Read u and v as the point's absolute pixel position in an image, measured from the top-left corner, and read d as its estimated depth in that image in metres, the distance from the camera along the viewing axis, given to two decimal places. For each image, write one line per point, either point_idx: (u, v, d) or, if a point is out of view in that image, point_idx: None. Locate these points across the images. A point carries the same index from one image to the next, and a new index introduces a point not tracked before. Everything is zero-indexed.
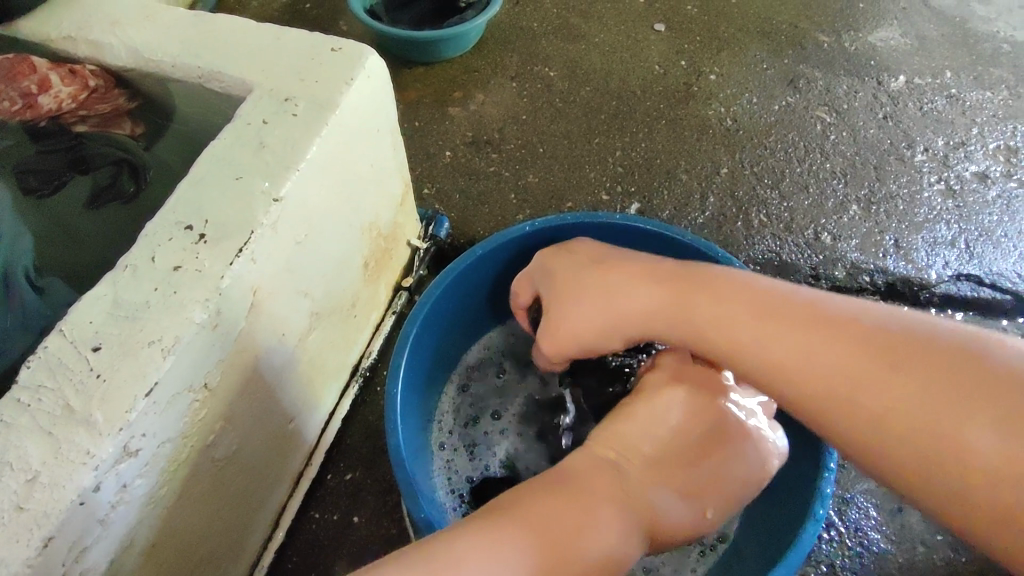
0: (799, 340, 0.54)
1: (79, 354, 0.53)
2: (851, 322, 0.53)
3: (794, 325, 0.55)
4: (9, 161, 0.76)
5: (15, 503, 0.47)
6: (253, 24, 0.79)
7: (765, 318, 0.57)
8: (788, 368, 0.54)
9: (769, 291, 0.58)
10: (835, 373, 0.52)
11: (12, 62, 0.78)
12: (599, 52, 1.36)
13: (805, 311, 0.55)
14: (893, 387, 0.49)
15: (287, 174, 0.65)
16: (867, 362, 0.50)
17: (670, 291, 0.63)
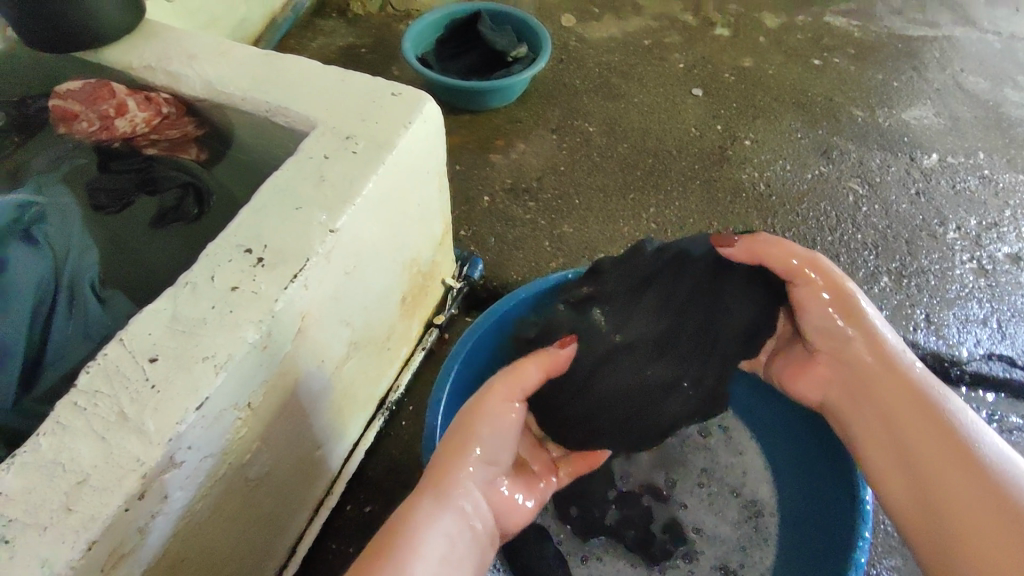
0: (922, 426, 0.65)
1: (135, 364, 0.56)
2: (967, 433, 0.63)
3: (924, 415, 0.65)
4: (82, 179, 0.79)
5: (64, 505, 0.48)
6: (320, 66, 0.84)
7: (906, 401, 0.67)
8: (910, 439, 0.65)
9: (924, 385, 0.68)
10: (911, 447, 0.64)
11: (93, 86, 0.83)
12: (638, 111, 1.41)
13: (923, 406, 0.66)
14: (937, 473, 0.61)
15: (343, 207, 0.68)
16: (955, 457, 0.61)
17: (840, 354, 0.73)
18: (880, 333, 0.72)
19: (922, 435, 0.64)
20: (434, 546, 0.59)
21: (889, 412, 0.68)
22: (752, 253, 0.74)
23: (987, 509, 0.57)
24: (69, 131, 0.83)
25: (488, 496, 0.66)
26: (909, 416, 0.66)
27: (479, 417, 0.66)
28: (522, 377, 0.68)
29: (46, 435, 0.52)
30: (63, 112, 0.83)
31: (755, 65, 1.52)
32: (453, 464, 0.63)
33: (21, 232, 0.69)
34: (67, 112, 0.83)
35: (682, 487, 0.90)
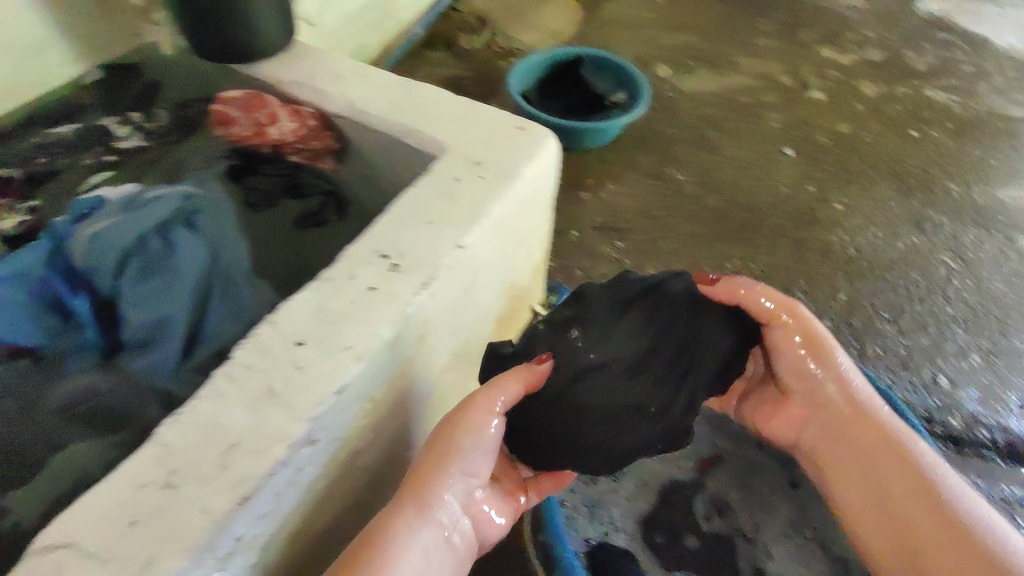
0: (893, 467, 0.77)
1: (283, 346, 0.62)
2: (929, 472, 0.76)
3: (896, 459, 0.77)
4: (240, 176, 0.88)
5: (220, 463, 0.54)
6: (452, 97, 0.91)
7: (876, 446, 0.79)
8: (880, 478, 0.78)
9: (890, 428, 0.80)
10: (884, 488, 0.77)
11: (251, 97, 0.93)
12: (729, 165, 1.44)
13: (892, 449, 0.78)
14: (911, 509, 0.74)
15: (471, 225, 0.74)
16: (925, 495, 0.74)
17: (808, 401, 0.85)
18: (853, 379, 0.83)
19: (890, 473, 0.77)
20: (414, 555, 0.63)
21: (861, 452, 0.80)
22: (731, 293, 0.77)
23: (950, 536, 0.71)
24: (225, 133, 0.91)
25: (465, 508, 0.70)
26: (884, 459, 0.78)
27: (459, 432, 0.68)
28: (490, 398, 0.69)
29: (205, 399, 0.58)
30: (222, 116, 0.92)
31: (850, 131, 1.54)
32: (429, 479, 0.66)
33: (179, 221, 0.75)
34: (225, 117, 0.92)
35: (769, 532, 0.90)
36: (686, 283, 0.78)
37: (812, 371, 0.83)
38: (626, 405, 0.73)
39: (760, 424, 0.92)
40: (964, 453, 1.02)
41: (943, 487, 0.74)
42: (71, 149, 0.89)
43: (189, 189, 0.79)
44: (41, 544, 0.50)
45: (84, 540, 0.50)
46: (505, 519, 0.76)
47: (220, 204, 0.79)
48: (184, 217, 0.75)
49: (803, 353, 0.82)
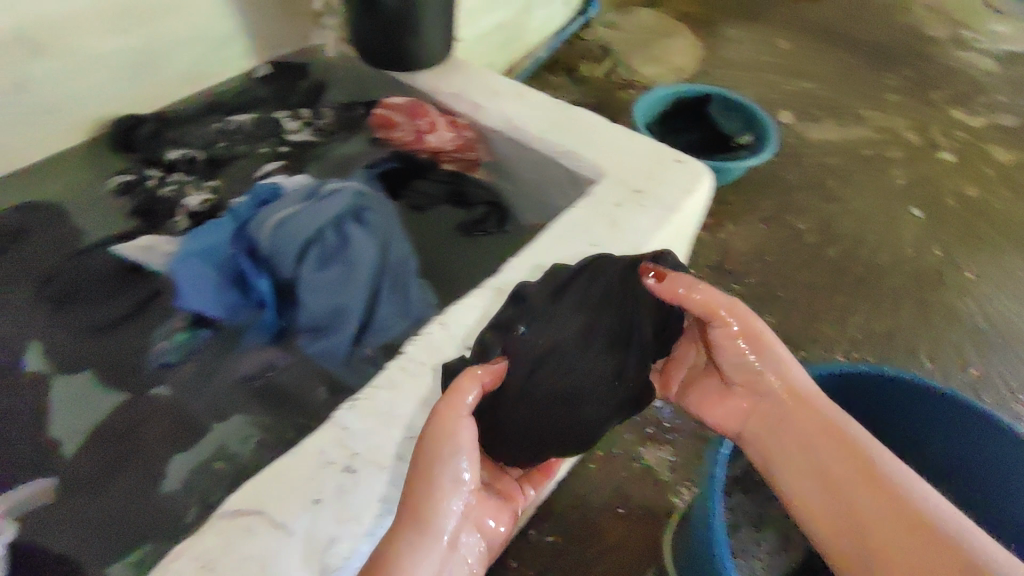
0: (871, 482, 0.57)
1: (456, 348, 0.63)
2: (894, 480, 0.57)
3: (855, 465, 0.59)
4: (407, 180, 0.93)
5: (399, 454, 0.56)
6: (609, 123, 0.92)
7: (824, 445, 0.61)
8: (849, 498, 0.57)
9: (838, 423, 0.62)
10: (836, 503, 0.58)
11: (413, 104, 0.97)
12: (851, 218, 1.40)
13: (844, 450, 0.60)
14: (886, 538, 0.54)
15: (633, 253, 0.74)
16: (895, 516, 0.54)
17: (753, 397, 0.66)
18: (784, 364, 0.65)
19: (854, 485, 0.58)
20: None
21: (816, 460, 0.61)
22: (670, 295, 0.62)
23: (939, 562, 0.51)
24: (387, 137, 0.96)
25: (471, 521, 0.56)
26: (845, 467, 0.59)
27: (430, 442, 0.53)
28: (462, 399, 0.54)
29: (381, 389, 0.60)
30: (386, 120, 0.97)
31: (981, 196, 1.48)
32: (417, 497, 0.52)
33: (349, 215, 0.77)
34: (388, 121, 0.96)
35: None
36: (627, 260, 0.65)
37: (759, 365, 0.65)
38: (583, 387, 0.63)
39: (701, 418, 0.71)
40: None
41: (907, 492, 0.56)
42: (247, 138, 0.95)
43: (356, 185, 0.81)
44: (231, 508, 0.52)
45: (271, 511, 0.52)
46: (507, 525, 0.60)
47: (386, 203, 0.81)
48: (353, 211, 0.77)
49: (747, 345, 0.65)
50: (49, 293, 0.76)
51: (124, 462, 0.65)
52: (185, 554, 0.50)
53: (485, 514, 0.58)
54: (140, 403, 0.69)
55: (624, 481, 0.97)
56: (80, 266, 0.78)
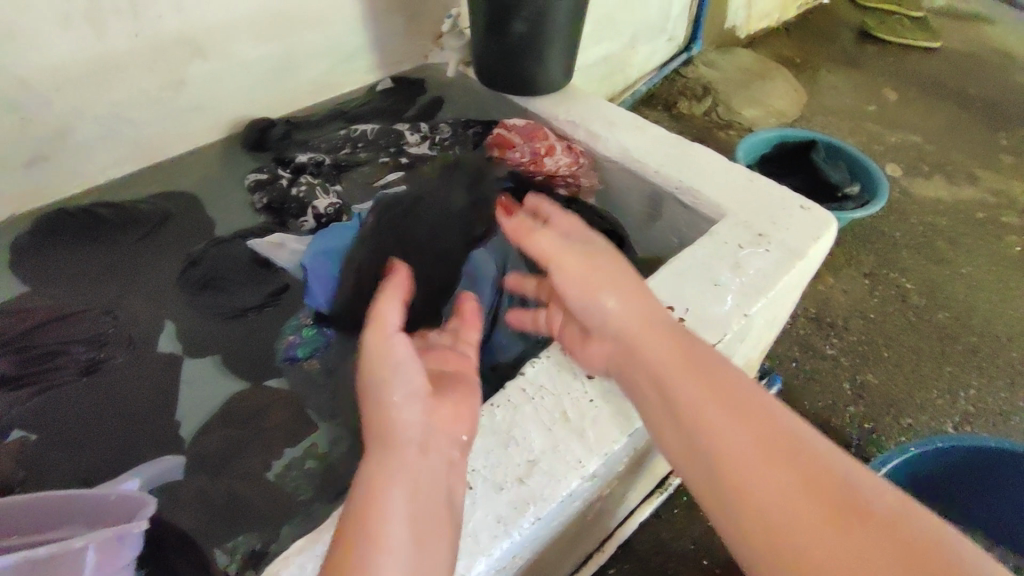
0: (747, 424, 0.53)
1: (575, 374, 0.62)
2: (776, 422, 0.53)
3: (736, 407, 0.54)
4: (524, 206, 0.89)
5: (518, 476, 0.55)
6: (728, 164, 0.92)
7: (710, 388, 0.56)
8: (734, 441, 0.52)
9: (719, 367, 0.57)
10: (725, 452, 0.52)
11: (531, 127, 0.98)
12: (963, 284, 1.32)
13: (734, 395, 0.55)
14: (775, 481, 0.49)
15: (758, 296, 0.72)
16: (784, 459, 0.50)
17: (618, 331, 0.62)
18: (641, 300, 0.63)
19: (738, 432, 0.53)
20: (395, 501, 0.48)
21: (675, 404, 0.56)
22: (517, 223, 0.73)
23: (798, 488, 0.48)
24: (503, 156, 0.96)
25: (431, 423, 0.53)
26: (727, 410, 0.54)
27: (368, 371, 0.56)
28: (385, 322, 0.57)
29: (501, 408, 0.60)
30: (503, 140, 0.97)
31: None
32: (376, 431, 0.53)
33: None
34: (507, 141, 0.97)
35: None
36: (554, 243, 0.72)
37: (605, 292, 0.63)
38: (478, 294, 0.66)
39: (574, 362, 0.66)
40: None
41: (772, 420, 0.53)
42: (369, 145, 0.99)
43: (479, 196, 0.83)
44: None
45: None
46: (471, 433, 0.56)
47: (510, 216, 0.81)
48: None
49: (602, 269, 0.65)
50: (192, 277, 0.82)
51: (246, 447, 0.68)
52: (307, 551, 0.50)
53: (447, 421, 0.54)
54: (259, 391, 0.72)
55: (708, 532, 0.93)
56: (219, 253, 0.84)
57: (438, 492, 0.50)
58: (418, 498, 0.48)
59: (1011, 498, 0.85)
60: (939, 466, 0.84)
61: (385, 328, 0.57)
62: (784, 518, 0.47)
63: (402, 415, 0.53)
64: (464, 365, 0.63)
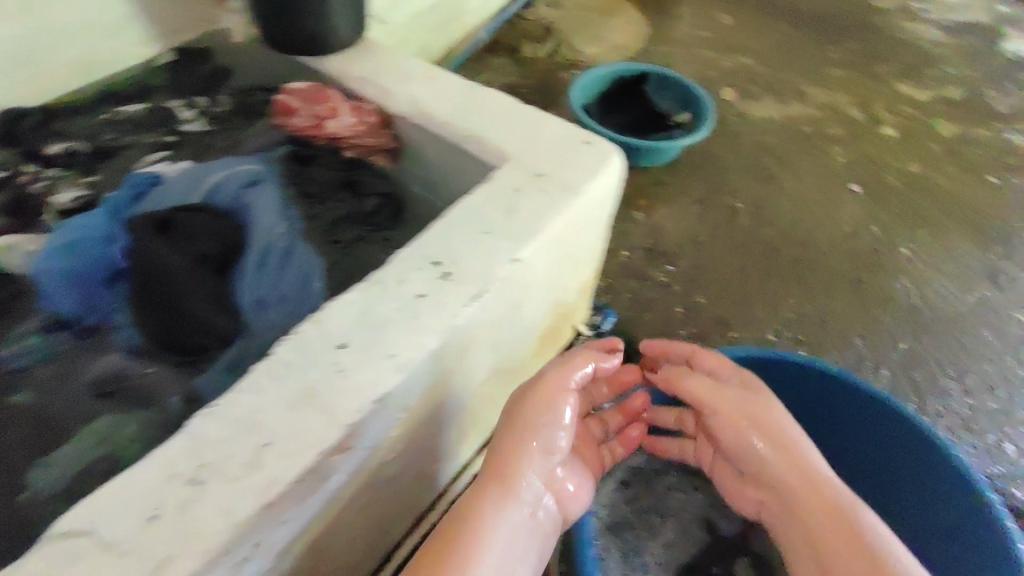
0: (805, 478, 0.72)
1: (328, 347, 0.60)
2: (831, 484, 0.71)
3: (795, 464, 0.73)
4: (296, 169, 0.86)
5: (251, 461, 0.52)
6: (518, 105, 0.88)
7: (790, 451, 0.73)
8: (796, 492, 0.72)
9: (799, 438, 0.74)
10: (796, 498, 0.72)
11: (312, 89, 0.93)
12: (788, 199, 1.38)
13: (796, 453, 0.73)
14: (828, 528, 0.69)
15: (528, 240, 0.70)
16: (834, 514, 0.69)
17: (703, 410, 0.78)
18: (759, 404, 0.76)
19: (797, 485, 0.72)
20: (501, 537, 0.63)
21: (794, 505, 0.72)
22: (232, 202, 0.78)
23: None
24: (285, 123, 0.91)
25: (550, 488, 0.69)
26: (794, 465, 0.73)
27: (532, 412, 0.69)
28: (568, 375, 0.72)
29: (243, 393, 0.56)
30: (285, 106, 0.92)
31: (923, 172, 1.45)
32: (510, 459, 0.67)
33: (233, 200, 0.77)
34: (287, 108, 0.92)
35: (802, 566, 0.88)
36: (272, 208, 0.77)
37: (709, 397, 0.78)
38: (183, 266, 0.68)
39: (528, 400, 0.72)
40: None
41: (882, 551, 0.66)
42: (137, 128, 0.91)
43: (238, 169, 0.81)
44: (60, 528, 0.48)
45: (106, 528, 0.48)
46: (578, 488, 0.73)
47: (273, 183, 0.81)
48: (237, 196, 0.78)
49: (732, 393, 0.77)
50: None
51: None
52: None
53: (566, 483, 0.72)
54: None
55: None
56: None
57: (521, 556, 0.65)
58: (508, 546, 0.64)
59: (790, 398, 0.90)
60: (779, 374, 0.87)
61: (567, 381, 0.71)
62: (831, 556, 0.69)
63: (534, 472, 0.68)
64: (591, 449, 0.81)
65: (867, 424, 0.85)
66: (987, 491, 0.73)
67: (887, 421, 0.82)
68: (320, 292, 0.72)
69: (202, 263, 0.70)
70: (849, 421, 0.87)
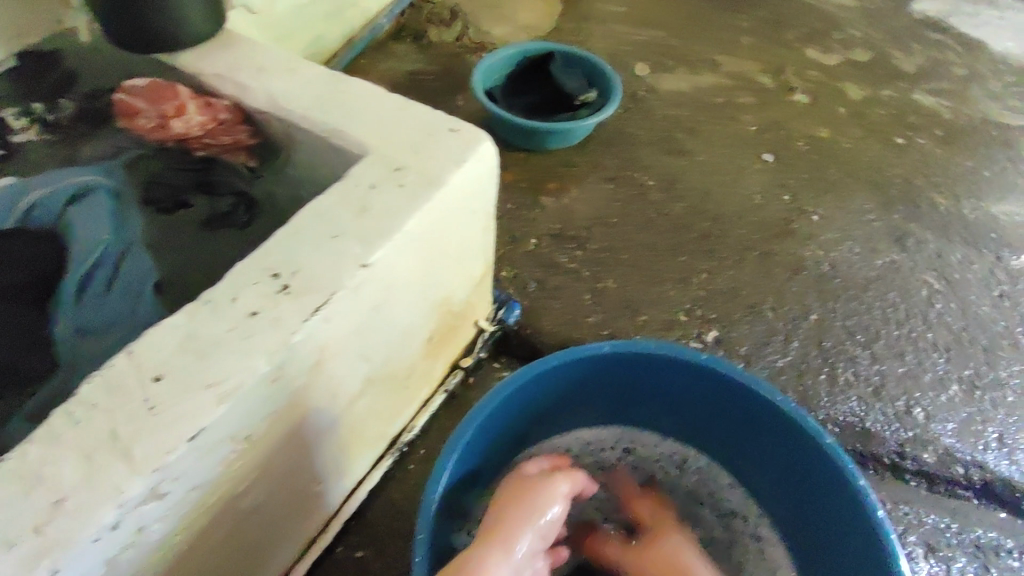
0: None
1: (139, 383, 0.53)
2: None
3: None
4: (143, 171, 0.80)
5: (38, 522, 0.46)
6: (382, 91, 0.81)
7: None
8: None
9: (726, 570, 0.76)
10: None
11: (159, 86, 0.86)
12: (700, 171, 1.35)
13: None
14: None
15: (381, 241, 0.65)
16: None
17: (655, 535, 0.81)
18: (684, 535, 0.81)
19: None
20: None
21: None
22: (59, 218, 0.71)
23: None
24: (128, 125, 0.84)
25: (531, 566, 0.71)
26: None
27: (540, 494, 0.73)
28: (576, 477, 0.75)
29: (36, 444, 0.50)
30: (127, 107, 0.85)
31: (831, 136, 1.44)
32: (502, 527, 0.70)
33: (54, 217, 0.71)
34: (131, 108, 0.85)
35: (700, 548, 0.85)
36: (98, 223, 0.72)
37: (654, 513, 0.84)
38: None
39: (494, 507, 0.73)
40: (937, 492, 0.93)
41: None
42: None
43: (64, 181, 0.75)
44: None
45: None
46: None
47: (103, 194, 0.75)
48: (59, 212, 0.72)
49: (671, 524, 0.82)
50: None
51: None
52: None
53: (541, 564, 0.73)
54: None
55: None
56: None
57: None
58: None
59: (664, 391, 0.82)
60: (657, 369, 0.79)
61: (567, 482, 0.75)
62: None
63: (526, 542, 0.70)
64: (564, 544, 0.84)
65: (750, 421, 0.78)
66: (867, 495, 0.67)
67: (770, 420, 0.75)
68: (150, 308, 0.66)
69: (15, 288, 0.65)
70: (720, 407, 0.79)
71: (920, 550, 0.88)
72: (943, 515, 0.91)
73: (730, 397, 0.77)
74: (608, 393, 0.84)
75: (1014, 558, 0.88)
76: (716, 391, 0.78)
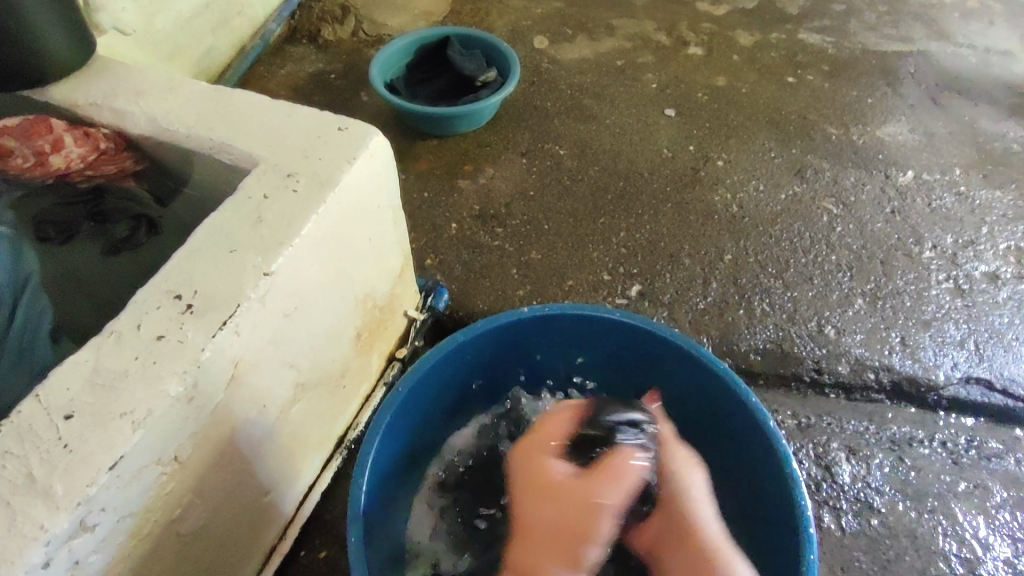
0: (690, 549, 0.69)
1: (50, 422, 0.53)
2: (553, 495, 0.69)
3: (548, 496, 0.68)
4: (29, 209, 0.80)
5: None
6: (267, 99, 0.80)
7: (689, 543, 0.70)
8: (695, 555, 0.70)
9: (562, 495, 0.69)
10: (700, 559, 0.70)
11: (30, 121, 0.81)
12: (608, 133, 1.39)
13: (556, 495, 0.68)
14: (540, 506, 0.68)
15: (279, 249, 0.65)
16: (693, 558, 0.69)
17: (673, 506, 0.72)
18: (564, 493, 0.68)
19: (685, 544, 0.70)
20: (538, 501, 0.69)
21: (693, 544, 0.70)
22: None
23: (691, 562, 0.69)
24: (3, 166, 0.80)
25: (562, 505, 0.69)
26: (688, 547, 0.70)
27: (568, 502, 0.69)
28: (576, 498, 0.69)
29: None
30: None
31: (728, 84, 1.50)
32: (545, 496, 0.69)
33: None
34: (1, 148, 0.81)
35: None
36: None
37: None
38: None
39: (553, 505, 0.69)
40: (854, 399, 1.01)
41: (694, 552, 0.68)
42: None
43: None
44: None
45: None
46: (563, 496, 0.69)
47: None
48: None
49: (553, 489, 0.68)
50: None
51: None
52: None
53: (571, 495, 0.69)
54: None
55: None
56: None
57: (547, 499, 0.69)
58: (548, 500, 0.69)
59: (584, 348, 0.86)
60: (564, 329, 0.83)
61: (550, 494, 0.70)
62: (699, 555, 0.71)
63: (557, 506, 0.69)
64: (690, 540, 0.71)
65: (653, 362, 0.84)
66: (760, 411, 0.73)
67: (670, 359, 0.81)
68: (50, 351, 0.66)
69: None
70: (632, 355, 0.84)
71: (843, 454, 0.95)
72: (862, 419, 0.98)
73: (639, 344, 0.82)
74: (521, 362, 0.88)
75: (926, 445, 0.96)
76: (627, 341, 0.83)
